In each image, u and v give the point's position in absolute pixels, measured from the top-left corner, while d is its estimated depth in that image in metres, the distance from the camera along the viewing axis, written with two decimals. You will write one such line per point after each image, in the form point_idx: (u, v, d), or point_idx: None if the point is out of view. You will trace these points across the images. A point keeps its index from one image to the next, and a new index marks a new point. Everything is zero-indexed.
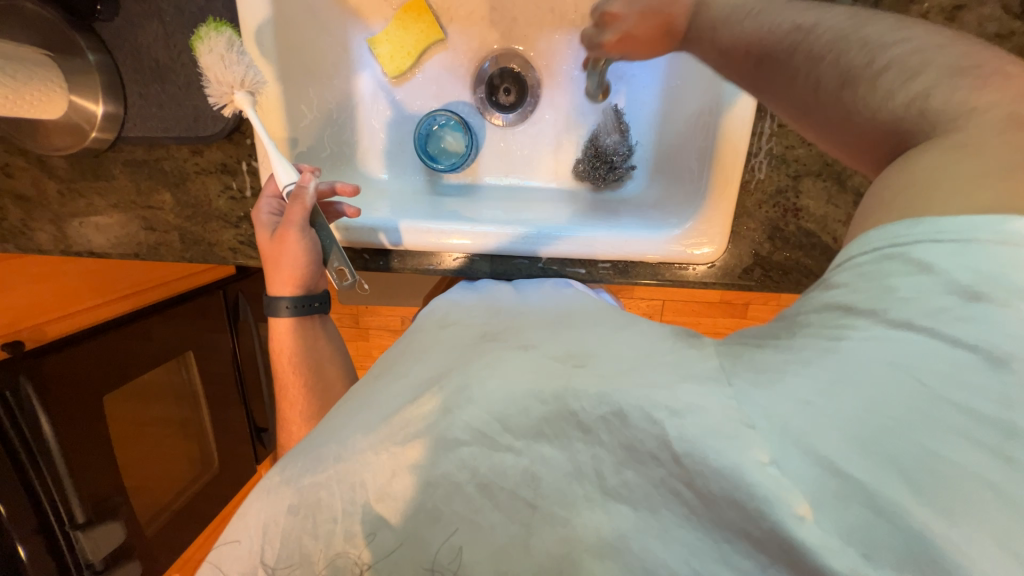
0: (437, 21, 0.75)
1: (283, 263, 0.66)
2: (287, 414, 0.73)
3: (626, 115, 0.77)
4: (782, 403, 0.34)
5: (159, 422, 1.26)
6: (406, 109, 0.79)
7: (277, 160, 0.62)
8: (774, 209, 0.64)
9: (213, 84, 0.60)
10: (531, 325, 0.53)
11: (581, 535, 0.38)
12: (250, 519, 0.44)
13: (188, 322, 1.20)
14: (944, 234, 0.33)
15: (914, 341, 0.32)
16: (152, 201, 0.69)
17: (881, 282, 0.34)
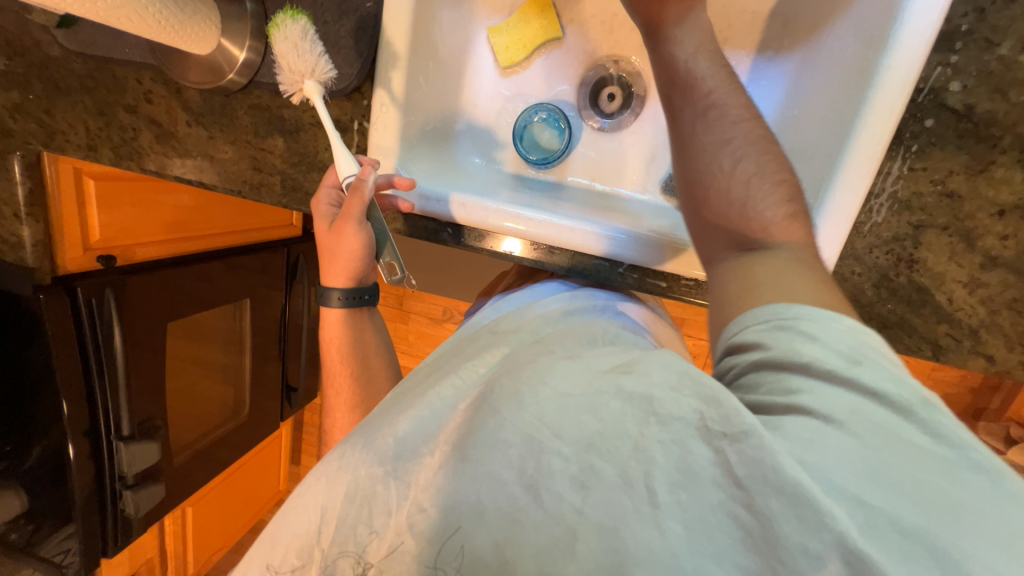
0: (557, 19, 0.77)
1: (339, 255, 0.69)
2: (332, 401, 0.75)
3: None
4: (844, 467, 0.31)
5: (207, 364, 1.30)
6: (510, 100, 0.81)
7: (341, 153, 0.65)
8: (888, 256, 0.58)
9: (286, 72, 0.67)
10: (580, 342, 0.51)
11: (632, 554, 0.33)
12: (307, 503, 0.45)
13: (245, 270, 1.28)
14: (815, 313, 0.40)
15: (833, 390, 0.36)
16: (266, 144, 0.73)
17: (786, 349, 0.38)
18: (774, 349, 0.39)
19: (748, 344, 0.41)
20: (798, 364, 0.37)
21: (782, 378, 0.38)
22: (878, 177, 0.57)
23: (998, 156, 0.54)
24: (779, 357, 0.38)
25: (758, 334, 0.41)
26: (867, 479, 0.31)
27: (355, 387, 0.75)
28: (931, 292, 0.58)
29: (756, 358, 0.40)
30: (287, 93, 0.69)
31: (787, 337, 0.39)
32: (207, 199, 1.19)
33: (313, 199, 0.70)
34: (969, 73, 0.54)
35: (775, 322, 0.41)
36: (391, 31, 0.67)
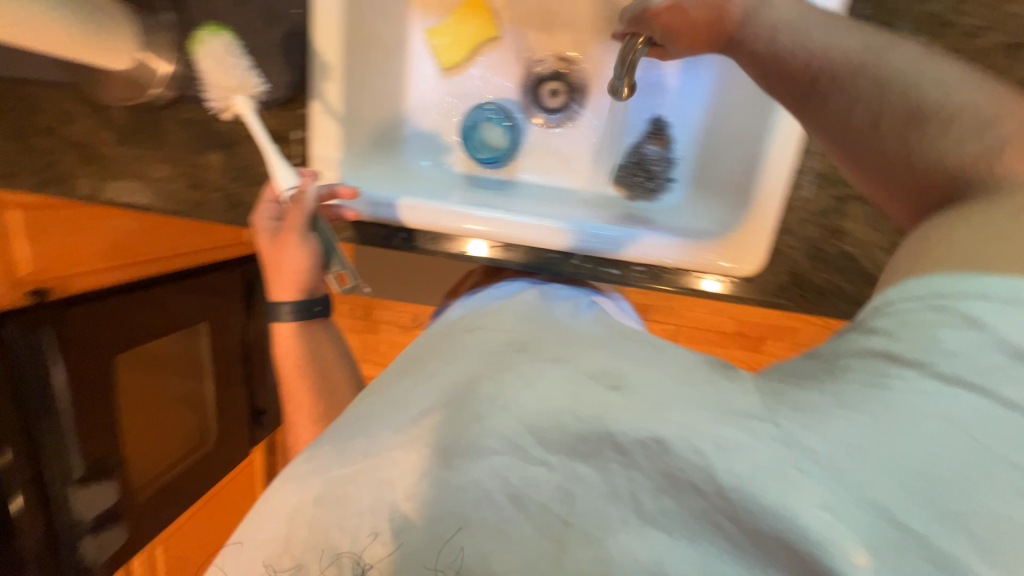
0: (493, 19, 0.78)
1: (285, 267, 0.67)
2: (293, 418, 0.70)
3: (669, 125, 0.77)
4: (836, 448, 0.31)
5: (159, 392, 1.23)
6: (456, 101, 0.81)
7: (278, 164, 0.64)
8: (816, 228, 0.63)
9: (212, 87, 0.65)
10: (566, 342, 0.49)
11: (619, 562, 0.34)
12: (276, 505, 0.43)
13: (200, 293, 1.22)
14: (1005, 295, 0.31)
15: (964, 398, 0.30)
16: (201, 159, 0.71)
17: (924, 331, 0.32)
18: (899, 340, 0.33)
19: (874, 329, 0.35)
20: (926, 360, 0.31)
21: (890, 373, 0.32)
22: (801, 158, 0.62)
23: None
24: (899, 349, 0.32)
25: (895, 318, 0.34)
26: (878, 467, 0.30)
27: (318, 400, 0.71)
28: (858, 260, 0.63)
29: (874, 346, 0.34)
30: (216, 108, 0.67)
31: (930, 323, 0.32)
32: (153, 220, 1.13)
33: (252, 214, 0.68)
34: None
35: (931, 300, 0.33)
36: (323, 33, 0.66)
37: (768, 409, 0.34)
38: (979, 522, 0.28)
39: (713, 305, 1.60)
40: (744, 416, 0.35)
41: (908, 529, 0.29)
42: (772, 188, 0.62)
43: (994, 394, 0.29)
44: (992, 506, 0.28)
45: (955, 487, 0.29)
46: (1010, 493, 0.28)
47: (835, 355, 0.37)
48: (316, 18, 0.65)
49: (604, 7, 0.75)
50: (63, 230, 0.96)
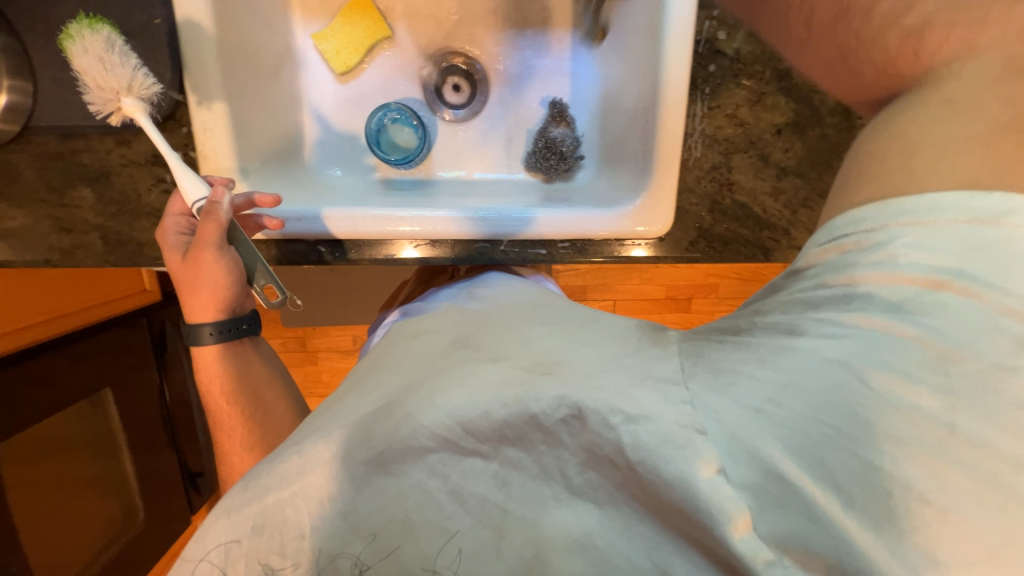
0: (383, 19, 0.76)
1: (201, 286, 0.59)
2: (225, 448, 0.62)
3: (568, 108, 0.81)
4: (735, 407, 0.36)
5: (64, 479, 1.12)
6: (354, 105, 0.78)
7: (185, 175, 0.58)
8: (712, 183, 0.70)
9: (93, 89, 0.56)
10: (504, 329, 0.50)
11: (550, 535, 0.37)
12: (209, 544, 0.41)
13: (98, 358, 1.07)
14: (917, 215, 0.36)
15: (869, 337, 0.34)
16: (68, 197, 0.62)
17: (845, 272, 0.37)
18: (824, 290, 0.38)
19: (807, 278, 0.40)
20: (838, 305, 0.36)
21: (809, 319, 0.37)
22: (689, 119, 0.68)
23: (765, 87, 0.67)
24: (822, 298, 0.37)
25: (824, 265, 0.39)
26: (768, 425, 0.34)
27: (252, 423, 0.63)
28: (750, 207, 0.70)
29: (805, 296, 0.39)
30: (100, 113, 0.58)
31: (851, 266, 0.37)
32: (42, 274, 1.00)
33: (159, 228, 0.61)
34: (729, 24, 0.66)
35: (833, 243, 0.39)
36: (193, 52, 0.61)
37: (683, 375, 0.39)
38: (851, 472, 0.32)
39: (643, 276, 1.70)
40: (657, 380, 0.39)
41: (790, 486, 0.33)
42: (671, 146, 0.66)
43: (893, 329, 0.33)
44: (870, 461, 0.32)
45: (834, 443, 0.33)
46: (893, 448, 0.31)
47: (782, 293, 0.41)
48: (183, 37, 0.61)
49: (491, 0, 0.77)
50: None
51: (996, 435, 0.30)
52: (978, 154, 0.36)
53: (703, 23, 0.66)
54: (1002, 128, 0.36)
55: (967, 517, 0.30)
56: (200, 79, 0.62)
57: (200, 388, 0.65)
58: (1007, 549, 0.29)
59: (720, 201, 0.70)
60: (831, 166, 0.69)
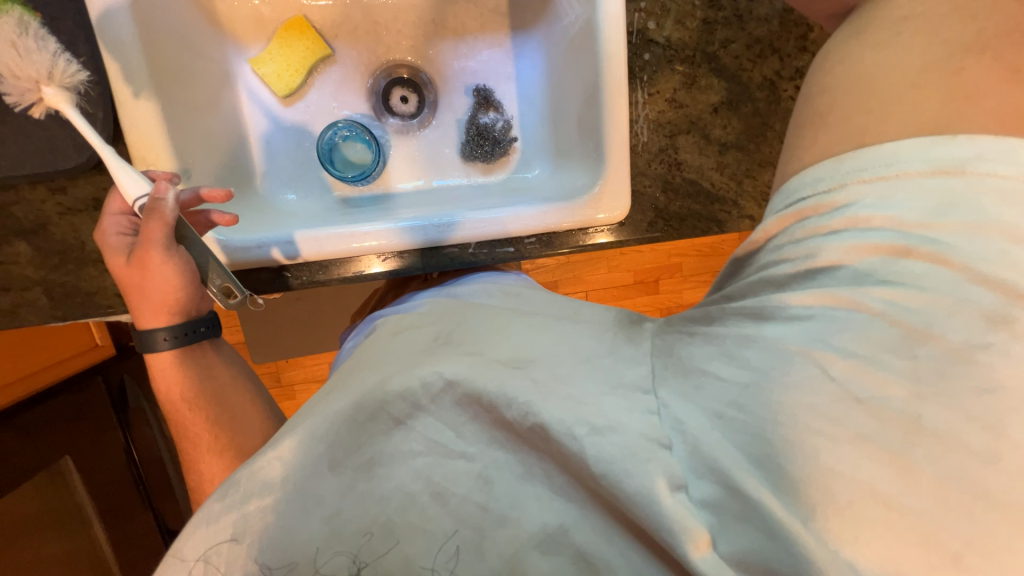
0: (321, 38, 0.75)
1: (150, 292, 0.57)
2: (192, 455, 0.59)
3: (494, 94, 0.83)
4: (702, 413, 0.38)
5: (24, 565, 1.04)
6: (303, 128, 0.77)
7: (121, 169, 0.55)
8: (661, 165, 0.73)
9: (8, 76, 0.52)
10: (485, 321, 0.51)
11: (529, 532, 0.41)
12: (185, 556, 0.41)
13: (48, 427, 1.01)
14: (878, 169, 0.37)
15: (837, 316, 0.35)
16: (3, 253, 0.58)
17: (806, 244, 0.39)
18: (789, 262, 0.39)
19: (772, 255, 0.41)
20: (809, 278, 0.38)
21: (778, 297, 0.39)
22: (632, 107, 0.72)
23: (697, 70, 0.72)
24: (789, 270, 0.39)
25: (790, 239, 0.40)
26: (728, 430, 0.37)
27: (221, 431, 0.59)
28: (699, 183, 0.74)
29: (774, 273, 0.40)
30: (19, 105, 0.55)
31: (811, 238, 0.39)
32: None
33: (95, 229, 0.57)
34: (657, 14, 0.70)
35: (794, 207, 0.41)
36: (125, 71, 0.58)
37: (652, 381, 0.42)
38: (802, 471, 0.34)
39: (610, 263, 1.75)
40: (626, 388, 0.41)
41: (743, 497, 0.35)
42: (620, 132, 0.69)
43: (859, 305, 0.35)
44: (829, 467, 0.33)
45: (797, 450, 0.34)
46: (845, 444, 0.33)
47: (750, 271, 0.43)
48: (111, 53, 0.58)
49: (428, 12, 0.79)
50: None
51: (966, 430, 0.31)
52: (946, 87, 0.36)
53: (634, 15, 0.70)
54: (964, 52, 0.37)
55: (929, 517, 0.31)
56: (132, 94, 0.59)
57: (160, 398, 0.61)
58: (970, 529, 0.30)
59: (670, 179, 0.74)
60: (765, 137, 0.74)
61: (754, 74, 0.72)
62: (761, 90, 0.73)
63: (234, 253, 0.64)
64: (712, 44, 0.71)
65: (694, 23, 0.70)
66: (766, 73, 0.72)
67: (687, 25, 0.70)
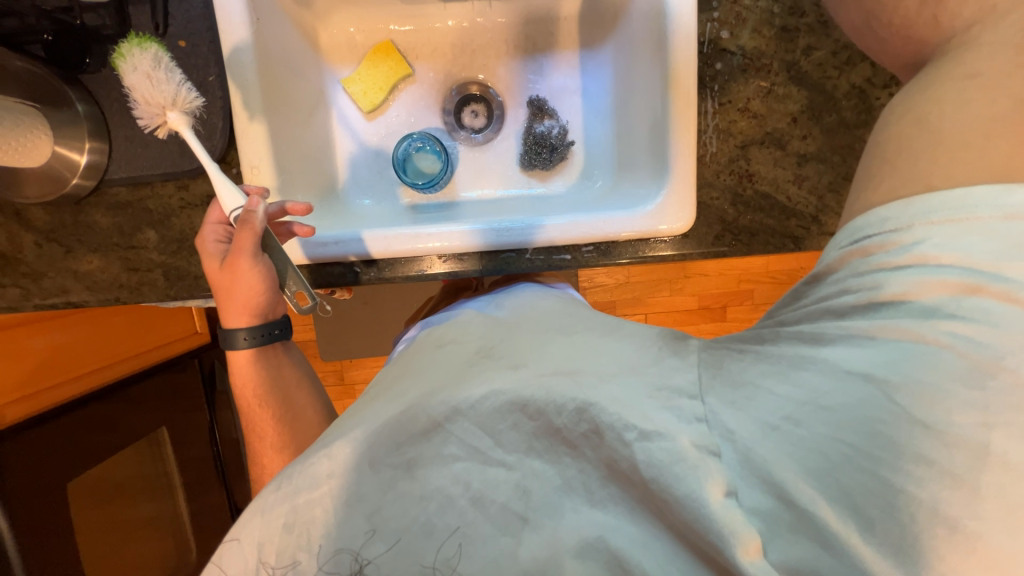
0: (404, 59, 0.82)
1: (235, 295, 0.65)
2: (256, 447, 0.68)
3: (547, 102, 0.85)
4: (754, 423, 0.39)
5: (127, 523, 1.17)
6: (382, 140, 0.84)
7: (223, 185, 0.64)
8: (731, 176, 0.70)
9: (142, 105, 0.62)
10: (532, 336, 0.53)
11: (565, 540, 0.42)
12: (245, 539, 0.46)
13: (147, 402, 1.18)
14: (949, 212, 0.37)
15: (908, 345, 0.35)
16: (136, 239, 0.69)
17: (867, 277, 0.39)
18: (847, 297, 0.39)
19: (828, 287, 0.42)
20: (864, 314, 0.38)
21: (826, 326, 0.40)
22: (700, 117, 0.70)
23: (775, 79, 0.69)
24: (847, 305, 0.39)
25: (852, 272, 0.40)
26: (784, 441, 0.37)
27: (284, 428, 0.69)
28: (774, 196, 0.70)
29: (827, 305, 0.40)
30: (148, 126, 0.64)
31: (876, 275, 0.38)
32: (112, 321, 1.15)
33: (198, 237, 0.66)
34: (732, 23, 0.68)
35: (852, 245, 0.41)
36: (235, 84, 0.67)
37: (700, 389, 0.43)
38: (873, 493, 0.34)
39: (673, 286, 1.68)
40: (670, 392, 0.43)
41: (797, 509, 0.36)
42: (685, 143, 0.67)
43: (925, 338, 0.35)
44: (884, 478, 0.34)
45: (853, 464, 0.35)
46: (916, 468, 0.34)
47: (806, 300, 0.43)
48: (227, 67, 0.66)
49: (501, 34, 0.84)
50: (17, 351, 0.96)
51: None
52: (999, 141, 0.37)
53: (706, 25, 0.69)
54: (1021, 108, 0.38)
55: (994, 543, 0.32)
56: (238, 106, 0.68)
57: (234, 389, 0.71)
58: None
59: (740, 191, 0.70)
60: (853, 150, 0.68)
61: (839, 81, 0.68)
62: (850, 96, 0.68)
63: (314, 249, 0.71)
64: (793, 52, 0.68)
65: (772, 31, 0.68)
66: (856, 80, 0.68)
67: (764, 33, 0.68)
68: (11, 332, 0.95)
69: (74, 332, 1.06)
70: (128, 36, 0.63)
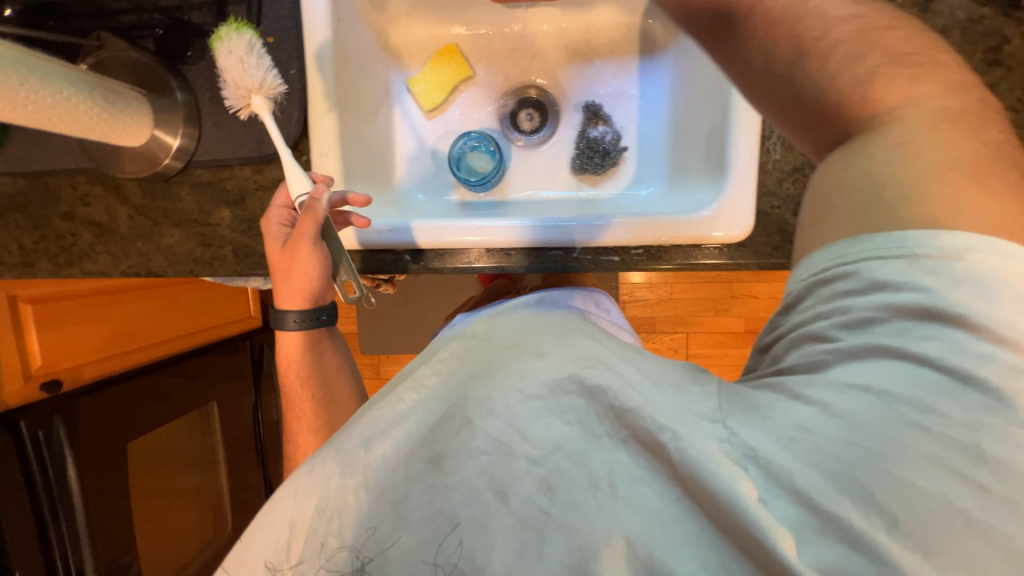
0: (466, 61, 0.86)
1: (292, 277, 0.69)
2: (294, 428, 0.74)
3: (603, 107, 0.86)
4: (773, 441, 0.36)
5: (170, 491, 1.23)
6: (439, 138, 0.88)
7: (293, 172, 0.67)
8: (796, 185, 0.68)
9: (231, 87, 0.66)
10: (551, 335, 0.55)
11: (592, 542, 0.40)
12: (277, 518, 0.47)
13: (202, 377, 1.25)
14: (915, 242, 0.35)
15: (889, 363, 0.34)
16: (212, 217, 0.75)
17: (839, 303, 0.37)
18: (820, 322, 0.38)
19: (800, 315, 0.40)
20: (838, 338, 0.37)
21: (811, 350, 0.38)
22: (765, 122, 0.68)
23: None
24: (823, 329, 0.38)
25: (819, 299, 0.39)
26: (800, 452, 0.35)
27: (320, 412, 0.75)
28: None
29: (802, 330, 0.39)
30: (234, 107, 0.69)
31: (849, 301, 0.37)
32: (180, 298, 1.26)
33: (262, 219, 0.71)
34: None
35: (815, 278, 0.40)
36: (316, 79, 0.72)
37: (720, 414, 0.40)
38: (891, 494, 0.32)
39: (719, 306, 1.62)
40: (712, 409, 0.41)
41: (825, 513, 0.34)
42: (746, 149, 0.66)
43: (907, 355, 0.34)
44: (916, 486, 0.32)
45: (874, 467, 0.33)
46: (923, 465, 0.32)
47: (784, 329, 0.42)
48: (309, 64, 0.72)
49: (563, 39, 0.85)
50: (96, 318, 1.07)
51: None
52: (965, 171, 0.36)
53: None
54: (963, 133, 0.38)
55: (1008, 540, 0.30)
56: (315, 99, 0.73)
57: (279, 371, 0.76)
58: None
59: (804, 199, 0.68)
60: None
61: None
62: None
63: (377, 234, 0.74)
64: None
65: None
66: None
67: None
68: (90, 300, 1.06)
69: (145, 305, 1.17)
70: (227, 21, 0.67)
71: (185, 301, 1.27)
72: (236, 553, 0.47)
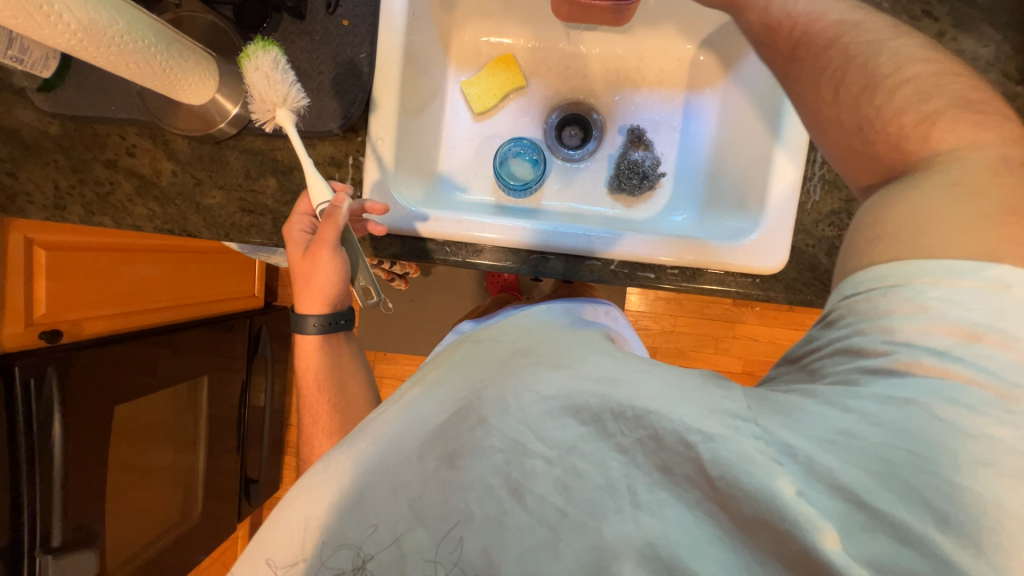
0: (521, 72, 0.89)
1: (313, 282, 0.69)
2: (310, 431, 0.74)
3: (646, 133, 0.89)
4: (811, 442, 0.39)
5: (147, 468, 1.15)
6: (484, 140, 0.90)
7: (314, 181, 0.65)
8: (831, 228, 0.71)
9: (258, 101, 0.66)
10: (569, 349, 0.56)
11: (611, 543, 0.40)
12: (291, 515, 0.45)
13: (198, 350, 1.22)
14: (953, 275, 0.41)
15: (931, 380, 0.39)
16: (258, 185, 0.75)
17: (880, 321, 0.42)
18: (861, 336, 0.43)
19: (842, 329, 0.45)
20: (885, 350, 0.41)
21: (855, 361, 0.42)
22: (808, 165, 0.71)
23: None
24: (865, 344, 0.42)
25: (859, 316, 0.44)
26: (843, 453, 0.38)
27: (336, 412, 0.75)
28: None
29: (844, 342, 0.44)
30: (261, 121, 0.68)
31: (891, 319, 0.42)
32: (188, 265, 1.25)
33: (285, 227, 0.71)
34: None
35: (873, 293, 0.44)
36: (386, 66, 0.74)
37: (752, 412, 0.43)
38: (932, 491, 0.36)
39: (718, 344, 1.64)
40: (724, 415, 0.43)
41: (870, 509, 0.36)
42: (788, 190, 0.69)
43: (947, 372, 0.38)
44: (948, 476, 0.36)
45: (913, 464, 0.36)
46: (967, 466, 0.36)
47: (824, 341, 0.46)
48: (381, 50, 0.73)
49: (618, 63, 0.89)
50: (109, 273, 1.06)
51: None
52: (1005, 219, 0.42)
53: None
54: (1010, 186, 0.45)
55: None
56: (381, 84, 0.74)
57: (296, 373, 0.76)
58: None
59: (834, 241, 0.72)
60: None
61: None
62: None
63: (424, 223, 0.74)
64: None
65: None
66: None
67: None
68: (108, 256, 1.06)
69: (154, 269, 1.16)
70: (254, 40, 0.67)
71: (193, 269, 1.28)
72: (249, 564, 0.45)
